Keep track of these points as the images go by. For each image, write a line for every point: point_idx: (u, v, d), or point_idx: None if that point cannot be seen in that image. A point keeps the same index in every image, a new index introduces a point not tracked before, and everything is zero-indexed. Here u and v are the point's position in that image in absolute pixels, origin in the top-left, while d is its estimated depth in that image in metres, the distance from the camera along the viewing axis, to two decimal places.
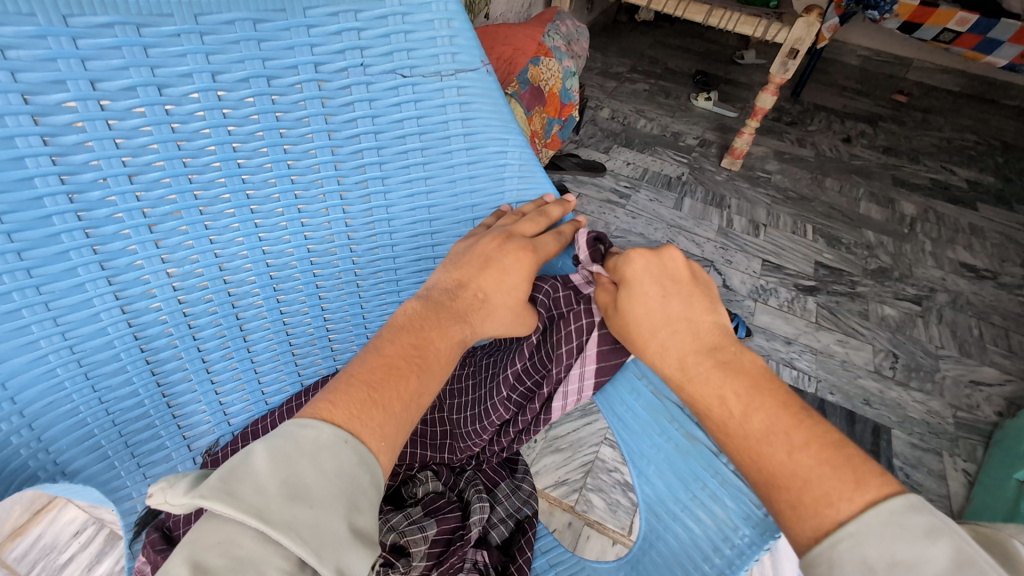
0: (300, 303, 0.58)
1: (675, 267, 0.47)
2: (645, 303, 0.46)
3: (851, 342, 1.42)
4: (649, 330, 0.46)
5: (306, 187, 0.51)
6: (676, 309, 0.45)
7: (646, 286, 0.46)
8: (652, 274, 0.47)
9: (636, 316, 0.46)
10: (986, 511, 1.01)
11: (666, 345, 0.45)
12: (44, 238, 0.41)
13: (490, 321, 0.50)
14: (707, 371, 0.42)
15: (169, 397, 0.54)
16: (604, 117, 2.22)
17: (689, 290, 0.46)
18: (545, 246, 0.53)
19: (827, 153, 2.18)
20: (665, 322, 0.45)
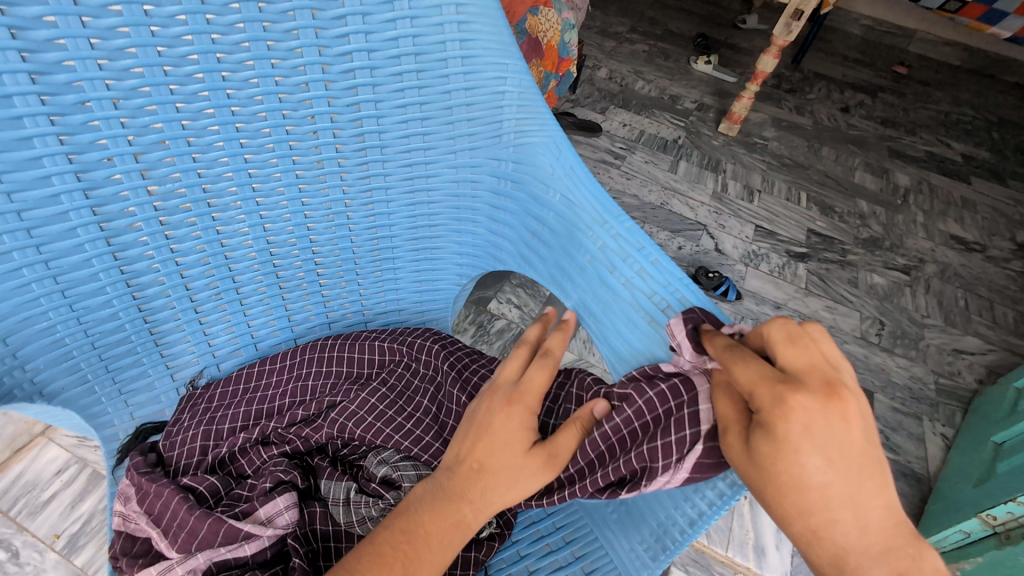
0: (289, 235, 0.55)
1: (840, 363, 0.34)
2: (820, 424, 0.30)
3: (838, 309, 1.44)
4: (825, 467, 0.30)
5: (295, 108, 0.48)
6: (862, 439, 0.31)
7: (821, 393, 0.31)
8: (827, 379, 0.32)
9: (798, 442, 0.30)
10: (960, 469, 1.03)
11: (849, 488, 0.30)
12: (13, 141, 0.38)
13: (504, 494, 0.39)
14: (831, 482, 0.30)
15: (151, 323, 0.52)
16: (601, 77, 2.16)
17: (864, 403, 0.32)
18: (533, 377, 0.43)
19: (825, 122, 2.15)
20: (853, 459, 0.30)
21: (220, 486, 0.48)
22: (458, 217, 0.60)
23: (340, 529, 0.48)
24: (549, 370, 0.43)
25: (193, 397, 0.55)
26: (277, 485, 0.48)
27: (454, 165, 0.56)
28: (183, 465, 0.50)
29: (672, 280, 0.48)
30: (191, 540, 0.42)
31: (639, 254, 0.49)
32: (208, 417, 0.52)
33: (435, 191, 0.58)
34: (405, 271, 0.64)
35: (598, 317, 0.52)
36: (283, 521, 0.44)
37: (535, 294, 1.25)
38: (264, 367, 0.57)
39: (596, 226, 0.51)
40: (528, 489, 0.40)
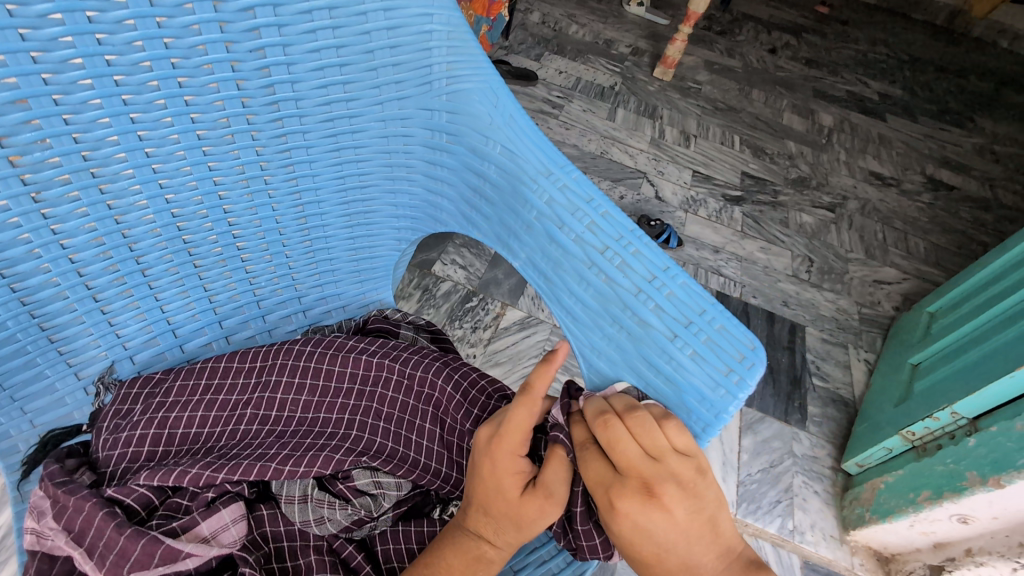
0: (197, 205, 0.49)
1: (666, 448, 0.37)
2: (641, 522, 0.35)
3: (772, 249, 1.49)
4: (656, 551, 0.35)
5: (185, 56, 0.41)
6: (684, 516, 0.35)
7: (639, 494, 0.35)
8: (646, 477, 0.35)
9: (631, 537, 0.35)
10: (883, 390, 1.12)
11: (683, 558, 0.35)
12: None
13: (509, 533, 0.40)
14: (676, 553, 0.35)
15: (41, 319, 0.45)
16: (534, 22, 2.07)
17: (687, 477, 0.36)
18: (515, 418, 0.38)
19: (754, 64, 2.18)
20: (679, 537, 0.35)
21: (153, 497, 0.42)
22: (392, 178, 0.55)
23: (293, 528, 0.44)
24: (531, 407, 0.39)
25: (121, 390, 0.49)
26: (222, 495, 0.43)
27: (381, 118, 0.50)
28: (119, 470, 0.46)
29: (624, 233, 0.44)
30: (122, 563, 0.37)
31: (589, 206, 0.44)
32: (163, 414, 0.47)
33: (363, 148, 0.52)
34: (338, 238, 0.58)
35: (549, 276, 0.47)
36: (229, 536, 0.40)
37: (479, 253, 1.21)
38: (232, 366, 0.51)
39: (542, 178, 0.46)
40: (541, 525, 0.40)
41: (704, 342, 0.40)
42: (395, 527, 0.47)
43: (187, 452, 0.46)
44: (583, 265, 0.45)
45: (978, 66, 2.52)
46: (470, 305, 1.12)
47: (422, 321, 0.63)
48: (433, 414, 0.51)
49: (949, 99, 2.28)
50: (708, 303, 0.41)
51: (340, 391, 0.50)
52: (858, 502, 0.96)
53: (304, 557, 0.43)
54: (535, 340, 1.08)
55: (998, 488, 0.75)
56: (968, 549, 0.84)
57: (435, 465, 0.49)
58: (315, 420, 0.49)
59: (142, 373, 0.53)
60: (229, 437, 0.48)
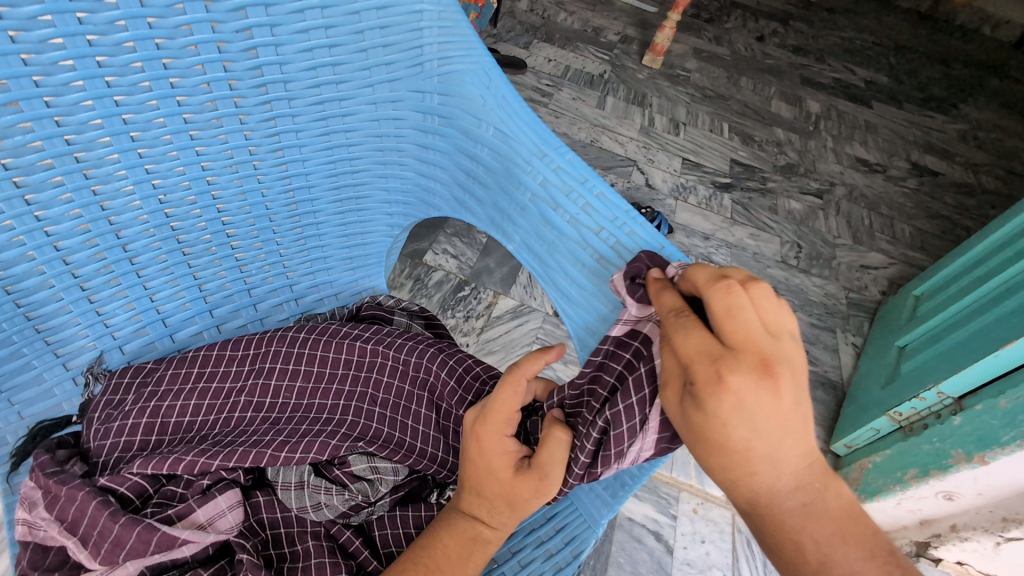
0: (185, 191, 0.48)
1: (781, 327, 0.32)
2: (749, 400, 0.30)
3: (761, 236, 1.50)
4: (747, 436, 0.30)
5: (170, 36, 0.40)
6: (793, 407, 0.30)
7: (755, 370, 0.30)
8: (763, 355, 0.30)
9: (726, 416, 0.30)
10: (870, 373, 1.13)
11: (773, 450, 0.31)
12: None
13: (503, 515, 0.39)
14: (775, 445, 0.30)
15: (27, 308, 0.44)
16: (522, 9, 2.05)
17: (797, 365, 0.31)
18: (500, 397, 0.38)
19: (742, 52, 2.18)
20: (781, 426, 0.30)
21: (147, 485, 0.42)
22: (383, 163, 0.54)
23: (290, 515, 0.44)
24: (516, 386, 0.38)
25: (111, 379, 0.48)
26: (217, 482, 0.43)
27: (372, 101, 0.49)
28: (111, 460, 0.45)
29: (619, 213, 0.43)
30: (117, 551, 0.37)
31: (583, 187, 0.44)
32: (154, 404, 0.47)
33: (354, 132, 0.51)
34: (330, 225, 0.58)
35: (544, 259, 0.47)
36: (226, 523, 0.40)
37: (470, 242, 1.21)
38: (222, 354, 0.50)
39: (536, 160, 0.45)
40: (535, 505, 0.39)
41: None
42: (392, 513, 0.47)
43: (181, 440, 0.46)
44: (578, 246, 0.45)
45: (961, 53, 2.55)
46: (463, 294, 1.12)
47: (415, 308, 0.63)
48: (429, 399, 0.51)
49: (933, 86, 2.30)
50: None
51: (334, 377, 0.50)
52: (846, 481, 0.98)
53: (302, 543, 0.43)
54: (528, 328, 1.08)
55: (983, 465, 0.77)
56: (953, 525, 0.86)
57: (431, 450, 0.49)
58: (310, 407, 0.49)
59: (132, 364, 0.52)
60: (223, 425, 0.47)
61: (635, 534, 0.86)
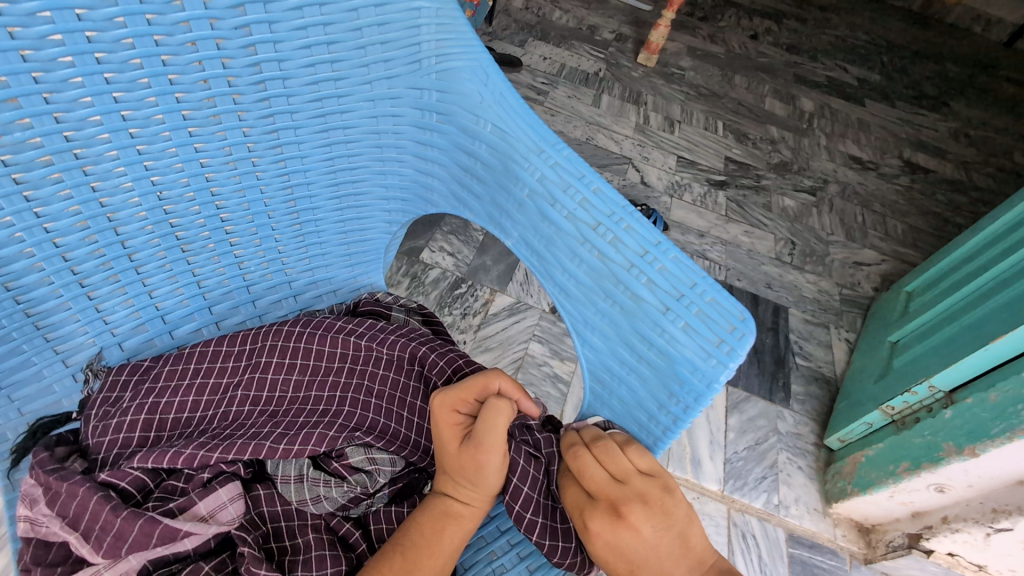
0: (184, 187, 0.48)
1: (630, 472, 0.41)
2: (615, 539, 0.39)
3: (756, 233, 1.51)
4: (630, 566, 0.39)
5: (168, 32, 0.40)
6: (652, 533, 0.39)
7: (609, 515, 0.39)
8: (614, 499, 0.40)
9: (605, 555, 0.40)
10: (863, 368, 1.15)
11: (659, 572, 0.39)
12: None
13: (456, 488, 0.42)
14: (652, 567, 0.39)
15: (26, 304, 0.45)
16: (517, 7, 2.06)
17: (652, 497, 0.40)
18: (468, 379, 0.44)
19: (736, 50, 2.19)
20: (650, 552, 0.39)
21: (148, 479, 0.42)
22: (383, 159, 0.55)
23: (291, 508, 0.44)
24: (482, 375, 0.44)
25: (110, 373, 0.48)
26: (217, 475, 0.43)
27: (371, 97, 0.50)
28: (111, 456, 0.45)
29: (616, 209, 0.44)
30: (120, 545, 0.37)
31: (580, 183, 0.45)
32: (152, 400, 0.47)
33: (353, 129, 0.51)
34: (328, 222, 0.58)
35: (542, 254, 0.48)
36: (227, 515, 0.41)
37: (467, 240, 1.21)
38: (219, 350, 0.50)
39: (533, 156, 0.46)
40: (485, 477, 0.41)
41: (696, 314, 0.41)
42: (389, 507, 0.47)
43: (181, 435, 0.46)
44: (576, 242, 0.45)
45: (952, 51, 2.57)
46: (460, 291, 1.12)
47: (413, 304, 0.63)
48: (425, 391, 0.52)
49: (925, 84, 2.32)
50: (699, 276, 0.42)
51: (331, 369, 0.50)
52: (840, 476, 0.99)
53: (303, 535, 0.43)
54: (524, 325, 1.09)
55: (973, 457, 0.78)
56: (944, 517, 0.87)
57: (424, 441, 0.51)
58: (308, 399, 0.49)
59: (131, 359, 0.52)
60: (223, 419, 0.48)
61: None
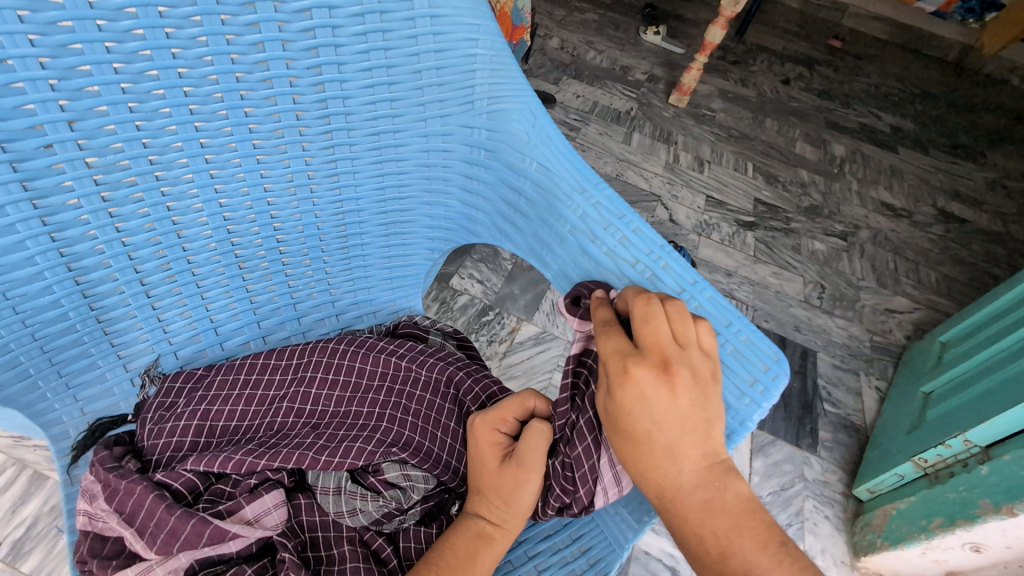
0: (247, 210, 0.52)
1: (690, 341, 0.39)
2: (649, 393, 0.36)
3: (784, 274, 1.51)
4: (648, 426, 0.37)
5: (249, 70, 0.44)
6: (687, 406, 0.37)
7: (656, 368, 0.37)
8: (667, 357, 0.37)
9: (629, 405, 0.37)
10: (894, 419, 1.12)
11: (674, 448, 0.37)
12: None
13: (492, 506, 0.42)
14: (673, 440, 0.37)
15: (98, 311, 0.48)
16: (553, 47, 2.14)
17: (701, 373, 0.38)
18: (507, 401, 0.46)
19: (768, 94, 2.23)
20: (675, 419, 0.37)
21: (199, 482, 0.44)
22: (430, 189, 0.58)
23: (328, 519, 0.46)
24: (521, 397, 0.46)
25: (169, 380, 0.52)
26: (263, 482, 0.45)
27: (424, 133, 0.53)
28: (162, 458, 0.47)
29: (654, 247, 0.46)
30: (172, 542, 0.39)
31: (621, 222, 0.47)
32: (204, 407, 0.49)
33: (405, 161, 0.55)
34: (374, 246, 0.61)
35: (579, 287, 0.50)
36: (272, 521, 0.43)
37: (496, 268, 1.24)
38: (268, 362, 0.53)
39: (576, 194, 0.49)
40: (524, 499, 0.42)
41: (730, 352, 0.42)
42: (418, 526, 0.47)
43: (227, 442, 0.48)
44: (614, 277, 0.47)
45: (989, 102, 2.56)
46: (487, 318, 1.14)
47: (450, 328, 0.65)
48: (459, 414, 0.53)
49: (960, 134, 2.31)
50: (734, 316, 0.43)
51: (371, 387, 0.52)
52: (869, 527, 0.96)
53: (338, 547, 0.45)
54: (550, 355, 1.10)
55: (1011, 517, 0.76)
56: None
57: (455, 463, 0.52)
58: (348, 413, 0.51)
59: (184, 367, 0.56)
60: (267, 428, 0.50)
61: (650, 568, 0.85)
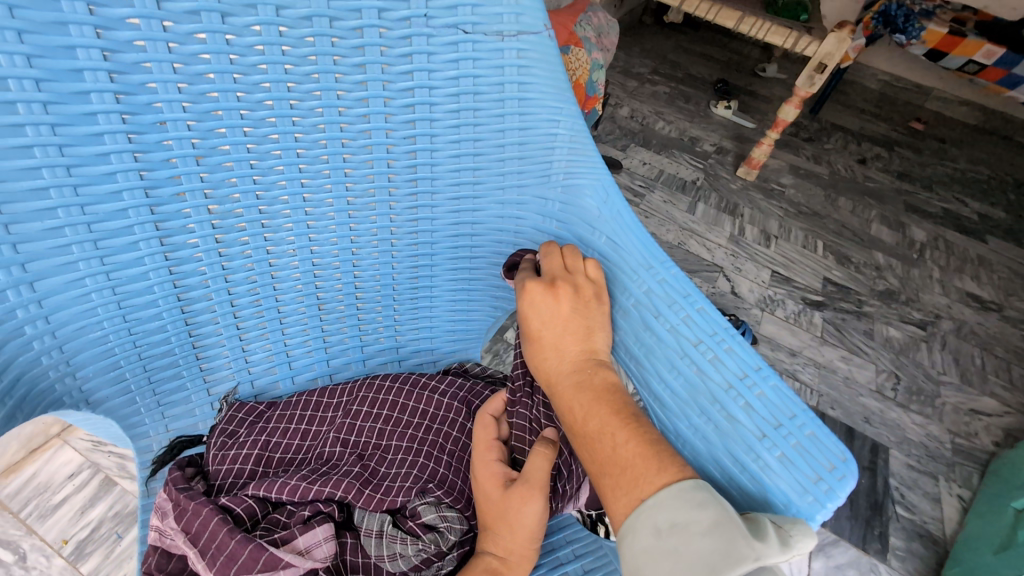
0: (333, 257, 0.57)
1: (578, 269, 0.50)
2: (537, 300, 0.47)
3: (854, 360, 1.43)
4: (538, 325, 0.47)
5: (354, 138, 0.50)
6: (567, 308, 0.47)
7: (547, 284, 0.48)
8: (556, 277, 0.48)
9: (524, 311, 0.48)
10: (980, 535, 1.01)
11: (558, 344, 0.47)
12: (86, 137, 0.39)
13: (508, 534, 0.45)
14: (557, 337, 0.47)
15: (195, 338, 0.53)
16: (623, 115, 2.22)
17: (583, 291, 0.48)
18: (477, 433, 0.51)
19: (842, 173, 2.18)
20: (557, 320, 0.47)
21: (258, 509, 0.47)
22: (500, 252, 0.61)
23: (369, 562, 0.47)
24: (484, 421, 0.52)
25: (232, 409, 0.55)
26: (315, 514, 0.47)
27: (501, 200, 0.57)
28: (225, 483, 0.50)
29: (718, 329, 0.46)
30: (230, 565, 0.41)
31: (685, 301, 0.48)
32: (263, 438, 0.53)
33: (480, 225, 0.59)
34: (442, 299, 0.64)
35: (640, 362, 0.49)
36: (321, 553, 0.44)
37: None
38: (320, 400, 0.57)
39: (642, 270, 0.50)
40: (533, 515, 0.45)
41: (793, 446, 0.41)
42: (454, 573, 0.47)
43: (282, 471, 0.51)
44: (675, 354, 0.47)
45: None
46: None
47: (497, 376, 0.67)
48: None
49: None
50: (800, 409, 0.42)
51: (411, 423, 0.56)
52: None
53: None
54: None
55: None
56: None
57: None
58: (388, 447, 0.54)
59: (257, 397, 0.60)
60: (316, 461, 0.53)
61: None
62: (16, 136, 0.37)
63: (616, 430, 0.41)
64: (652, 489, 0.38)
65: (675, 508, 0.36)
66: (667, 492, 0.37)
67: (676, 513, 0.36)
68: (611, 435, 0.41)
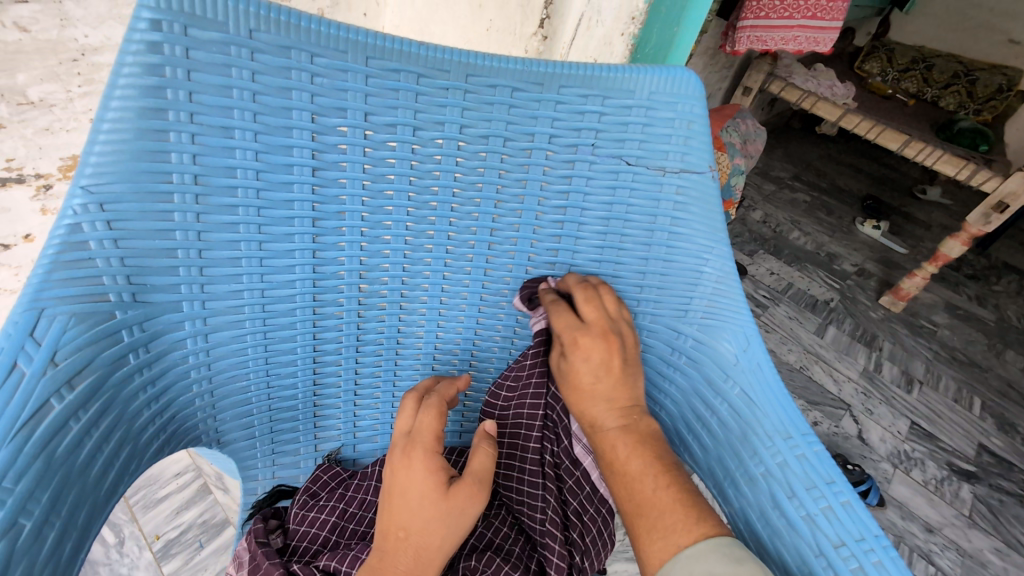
0: (455, 343, 0.59)
1: (620, 317, 0.49)
2: (591, 352, 0.46)
3: (1012, 557, 1.17)
4: (589, 377, 0.46)
5: (500, 242, 0.52)
6: (618, 362, 0.46)
7: (600, 336, 0.46)
8: (606, 327, 0.47)
9: (573, 363, 0.46)
10: None
11: (607, 394, 0.46)
12: (281, 218, 0.45)
13: (439, 540, 0.40)
14: (606, 388, 0.46)
15: (317, 397, 0.57)
16: (754, 219, 2.13)
17: (628, 344, 0.48)
18: (426, 420, 0.43)
19: (1013, 321, 1.89)
20: (607, 374, 0.46)
21: None
22: None
23: None
24: (435, 407, 0.45)
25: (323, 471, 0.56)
26: None
27: None
28: (299, 547, 0.49)
29: (867, 534, 0.40)
30: None
31: (828, 489, 0.43)
32: (342, 506, 0.52)
33: None
34: None
35: (763, 543, 0.44)
36: None
37: None
38: None
39: (779, 439, 0.46)
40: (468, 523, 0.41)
41: None
42: None
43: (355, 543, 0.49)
44: (808, 550, 0.41)
45: None
46: None
47: None
48: None
49: None
50: None
51: None
52: None
53: None
54: None
55: None
56: None
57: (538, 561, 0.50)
58: None
59: (357, 464, 0.61)
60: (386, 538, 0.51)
61: None
62: (229, 214, 0.42)
63: (656, 473, 0.42)
64: (690, 538, 0.39)
65: (713, 560, 0.37)
66: (709, 543, 0.38)
67: (713, 564, 0.37)
68: (654, 479, 0.42)
